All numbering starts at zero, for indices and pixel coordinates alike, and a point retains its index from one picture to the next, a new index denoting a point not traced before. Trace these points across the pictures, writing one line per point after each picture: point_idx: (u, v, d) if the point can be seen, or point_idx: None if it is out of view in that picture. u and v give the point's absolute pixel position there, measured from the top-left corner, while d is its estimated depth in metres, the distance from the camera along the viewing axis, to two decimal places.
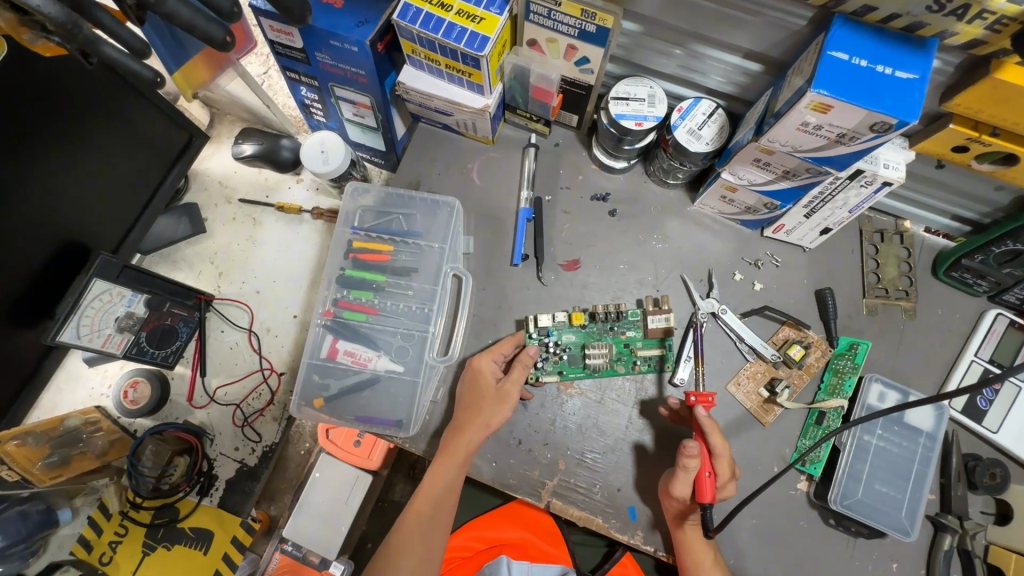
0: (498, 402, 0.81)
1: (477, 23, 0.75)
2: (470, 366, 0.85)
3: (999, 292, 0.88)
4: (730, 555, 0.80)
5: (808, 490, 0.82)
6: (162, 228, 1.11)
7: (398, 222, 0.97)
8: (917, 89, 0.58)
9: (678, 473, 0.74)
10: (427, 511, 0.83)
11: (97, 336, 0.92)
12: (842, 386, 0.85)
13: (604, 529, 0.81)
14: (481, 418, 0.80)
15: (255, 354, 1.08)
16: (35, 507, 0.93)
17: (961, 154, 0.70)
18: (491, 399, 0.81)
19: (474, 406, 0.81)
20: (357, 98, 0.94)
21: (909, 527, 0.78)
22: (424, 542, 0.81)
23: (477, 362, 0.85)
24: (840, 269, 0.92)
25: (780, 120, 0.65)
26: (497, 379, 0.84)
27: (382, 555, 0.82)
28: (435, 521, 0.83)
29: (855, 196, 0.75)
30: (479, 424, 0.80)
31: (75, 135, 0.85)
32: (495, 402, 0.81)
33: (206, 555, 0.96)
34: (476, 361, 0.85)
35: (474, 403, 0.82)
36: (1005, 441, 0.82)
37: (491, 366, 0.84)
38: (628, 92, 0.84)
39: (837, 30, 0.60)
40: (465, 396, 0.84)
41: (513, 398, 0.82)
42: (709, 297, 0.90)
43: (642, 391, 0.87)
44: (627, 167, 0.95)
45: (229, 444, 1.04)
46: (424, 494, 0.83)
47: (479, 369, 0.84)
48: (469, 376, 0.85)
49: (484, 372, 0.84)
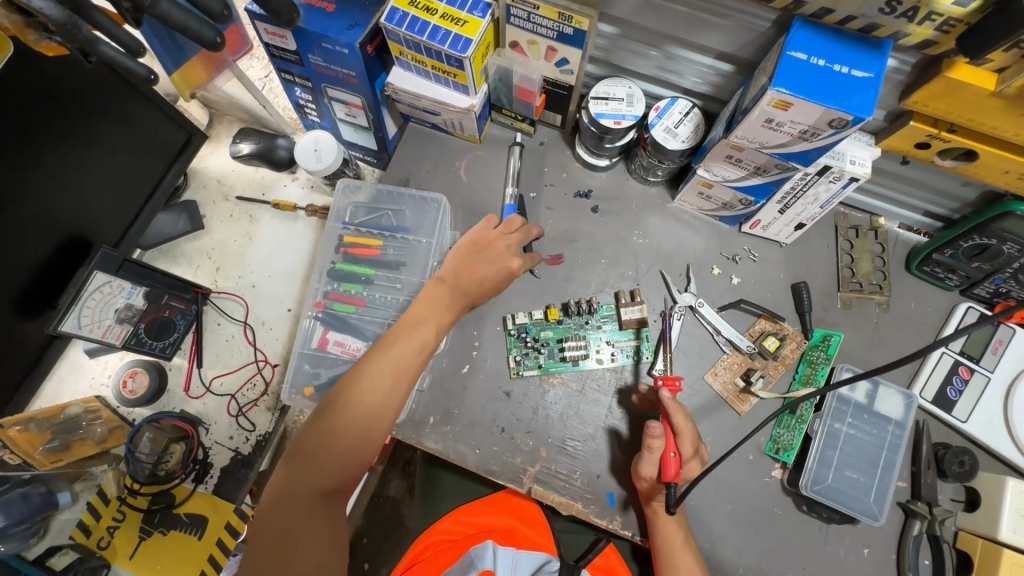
0: (498, 286, 0.89)
1: (461, 26, 0.79)
2: (505, 267, 0.87)
3: (970, 286, 0.90)
4: (705, 541, 0.83)
5: (783, 478, 0.85)
6: (161, 224, 1.15)
7: (388, 218, 1.01)
8: (872, 87, 0.61)
9: (644, 453, 0.78)
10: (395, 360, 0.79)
11: (97, 327, 0.96)
12: (815, 376, 0.88)
13: (585, 514, 0.84)
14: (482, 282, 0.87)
15: (250, 346, 1.11)
16: (36, 489, 0.97)
17: (924, 150, 0.73)
18: (498, 282, 0.88)
19: (486, 273, 0.87)
20: (349, 99, 0.97)
21: (877, 513, 0.80)
22: (357, 447, 0.75)
23: (513, 263, 0.87)
24: (816, 263, 0.95)
25: (746, 117, 0.68)
26: (516, 252, 0.89)
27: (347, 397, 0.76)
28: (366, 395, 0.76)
29: (824, 191, 0.78)
30: (478, 285, 0.87)
31: (80, 131, 0.89)
32: (500, 283, 0.88)
33: (202, 540, 1.00)
34: (512, 262, 0.88)
35: (481, 269, 0.87)
36: (973, 430, 0.85)
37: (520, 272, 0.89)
38: (608, 92, 0.88)
39: (797, 32, 0.63)
40: (479, 263, 0.87)
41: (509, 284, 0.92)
42: (686, 292, 0.93)
43: (621, 380, 0.90)
44: (609, 164, 0.98)
45: (225, 433, 1.07)
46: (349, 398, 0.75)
47: (511, 270, 0.88)
48: (496, 256, 0.88)
49: (514, 273, 0.88)
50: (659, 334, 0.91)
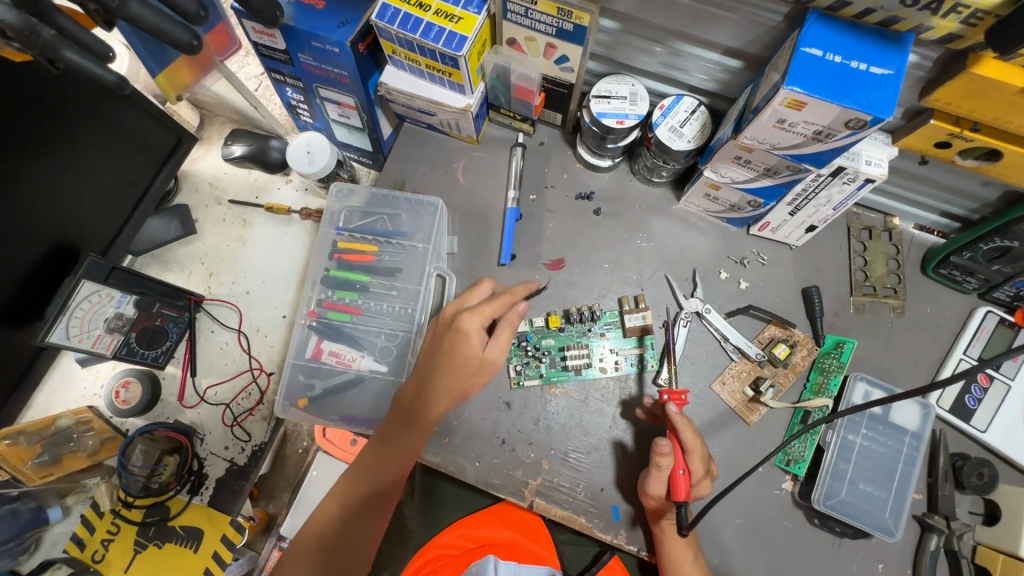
0: (459, 364, 0.79)
1: (455, 22, 0.75)
2: (454, 325, 0.80)
3: (989, 289, 0.86)
4: (713, 555, 0.80)
5: (793, 490, 0.82)
6: (152, 230, 1.12)
7: (383, 222, 0.98)
8: (892, 85, 0.57)
9: (652, 471, 0.75)
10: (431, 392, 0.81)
11: (87, 337, 0.93)
12: (828, 385, 0.84)
13: (588, 528, 0.81)
14: (450, 381, 0.80)
15: (245, 354, 1.09)
16: (25, 505, 0.95)
17: (945, 150, 0.70)
18: (460, 365, 0.79)
19: (453, 371, 0.79)
20: (342, 99, 0.94)
21: (892, 528, 0.77)
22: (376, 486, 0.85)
23: (460, 320, 0.80)
24: (827, 266, 0.91)
25: (757, 117, 0.65)
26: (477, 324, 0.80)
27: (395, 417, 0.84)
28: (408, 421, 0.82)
29: (838, 193, 0.74)
30: (446, 390, 0.80)
31: (65, 135, 0.86)
32: (466, 366, 0.80)
33: (197, 553, 0.98)
34: (459, 319, 0.80)
35: (441, 355, 0.80)
36: (993, 441, 0.81)
37: (477, 327, 0.79)
38: (610, 90, 0.84)
39: (811, 26, 0.59)
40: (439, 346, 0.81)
41: (491, 361, 0.80)
42: (693, 297, 0.90)
43: (625, 390, 0.87)
44: (546, 285, 0.92)
45: (220, 443, 1.05)
46: (369, 445, 0.87)
47: (463, 330, 0.79)
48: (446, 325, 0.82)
49: (468, 332, 0.79)
50: (663, 344, 0.88)
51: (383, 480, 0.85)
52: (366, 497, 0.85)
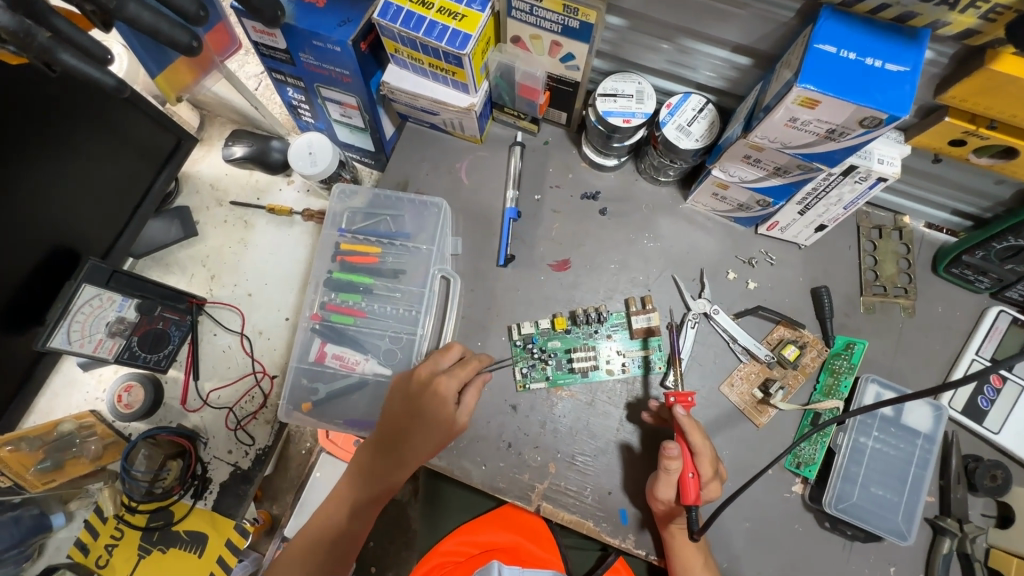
0: (432, 425, 0.78)
1: (459, 20, 0.74)
2: (430, 388, 0.78)
3: (1002, 289, 0.85)
4: (723, 559, 0.79)
5: (804, 493, 0.81)
6: (152, 232, 1.11)
7: (386, 224, 0.96)
8: (908, 82, 0.56)
9: (661, 475, 0.74)
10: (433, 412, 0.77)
11: (88, 341, 0.92)
12: (838, 387, 0.83)
13: (596, 532, 0.80)
14: (424, 440, 0.78)
15: (247, 357, 1.08)
16: (28, 512, 0.95)
17: (959, 147, 0.68)
18: (434, 427, 0.78)
19: (436, 411, 0.77)
20: (343, 99, 0.93)
21: (905, 532, 0.76)
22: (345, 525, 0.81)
23: (438, 384, 0.78)
24: (837, 266, 0.90)
25: (768, 115, 0.63)
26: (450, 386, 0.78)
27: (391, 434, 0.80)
28: (410, 439, 0.79)
29: (849, 192, 0.73)
30: (421, 444, 0.78)
31: (59, 138, 0.85)
32: (440, 429, 0.78)
33: (201, 558, 0.97)
34: (438, 382, 0.78)
35: (415, 416, 0.78)
36: (1006, 442, 0.80)
37: (453, 392, 0.78)
38: (616, 88, 0.83)
39: (825, 22, 0.58)
40: (414, 409, 0.78)
41: (459, 426, 0.79)
42: (700, 298, 0.88)
43: (632, 393, 0.86)
44: (500, 355, 0.88)
45: (223, 447, 1.04)
46: (361, 456, 0.83)
47: (442, 396, 0.77)
48: (420, 388, 0.79)
49: (447, 398, 0.77)
50: (671, 346, 0.87)
51: (354, 518, 0.82)
52: (337, 538, 0.81)
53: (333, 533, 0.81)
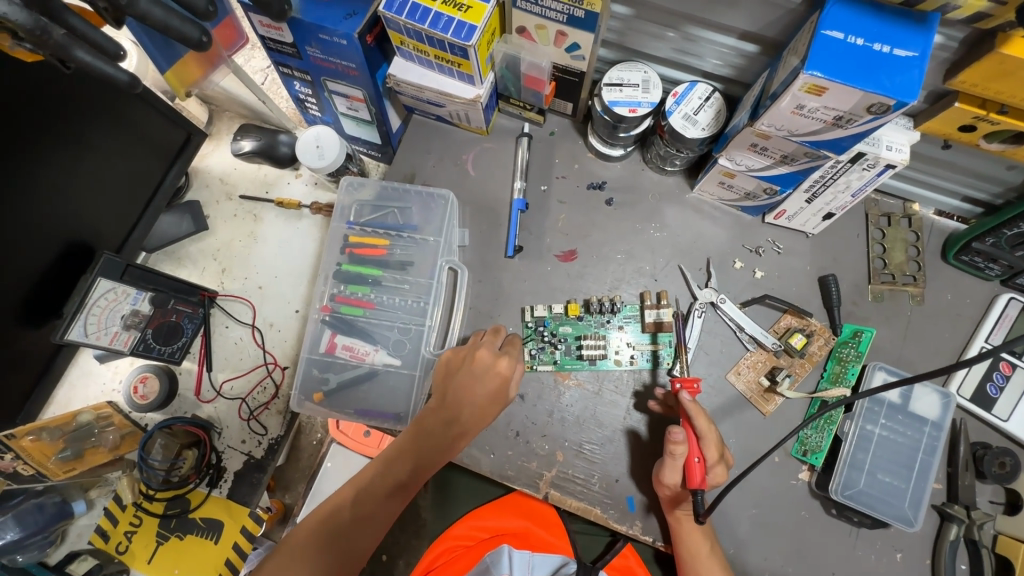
0: (491, 402, 0.80)
1: (464, 11, 0.74)
2: (493, 365, 0.80)
3: (1012, 276, 0.85)
4: (728, 545, 0.80)
5: (810, 480, 0.81)
6: (164, 227, 1.13)
7: (394, 216, 0.97)
8: (916, 67, 0.55)
9: (667, 460, 0.75)
10: (491, 388, 0.79)
11: (104, 334, 0.93)
12: (845, 374, 0.84)
13: (603, 518, 0.81)
14: (482, 413, 0.80)
15: (259, 348, 1.10)
16: (50, 499, 0.98)
17: (969, 133, 0.68)
18: (491, 403, 0.80)
19: (492, 388, 0.80)
20: (350, 92, 0.93)
21: (912, 518, 0.77)
22: (386, 497, 0.79)
23: (500, 363, 0.80)
24: (845, 253, 0.90)
25: (774, 103, 0.63)
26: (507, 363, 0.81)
27: (448, 412, 0.80)
28: (465, 417, 0.80)
29: (857, 179, 0.72)
30: (475, 422, 0.80)
31: (77, 136, 0.87)
32: (494, 406, 0.80)
33: (217, 545, 1.00)
34: (498, 362, 0.80)
35: (476, 392, 0.79)
36: (1015, 430, 0.80)
37: (510, 370, 0.80)
38: (621, 77, 0.83)
39: (832, 8, 0.58)
40: (475, 385, 0.79)
41: (508, 403, 0.82)
42: (707, 287, 0.88)
43: (639, 381, 0.86)
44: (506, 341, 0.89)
45: (236, 437, 1.06)
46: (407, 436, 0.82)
47: (502, 373, 0.80)
48: (481, 367, 0.80)
49: (506, 377, 0.80)
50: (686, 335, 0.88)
51: (394, 495, 0.80)
52: (379, 505, 0.79)
53: (375, 501, 0.79)
